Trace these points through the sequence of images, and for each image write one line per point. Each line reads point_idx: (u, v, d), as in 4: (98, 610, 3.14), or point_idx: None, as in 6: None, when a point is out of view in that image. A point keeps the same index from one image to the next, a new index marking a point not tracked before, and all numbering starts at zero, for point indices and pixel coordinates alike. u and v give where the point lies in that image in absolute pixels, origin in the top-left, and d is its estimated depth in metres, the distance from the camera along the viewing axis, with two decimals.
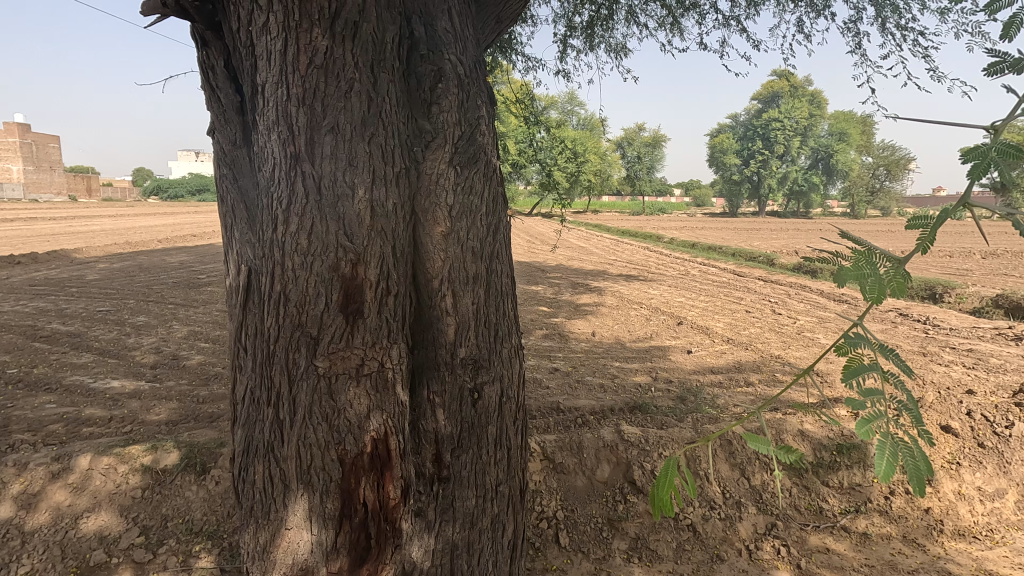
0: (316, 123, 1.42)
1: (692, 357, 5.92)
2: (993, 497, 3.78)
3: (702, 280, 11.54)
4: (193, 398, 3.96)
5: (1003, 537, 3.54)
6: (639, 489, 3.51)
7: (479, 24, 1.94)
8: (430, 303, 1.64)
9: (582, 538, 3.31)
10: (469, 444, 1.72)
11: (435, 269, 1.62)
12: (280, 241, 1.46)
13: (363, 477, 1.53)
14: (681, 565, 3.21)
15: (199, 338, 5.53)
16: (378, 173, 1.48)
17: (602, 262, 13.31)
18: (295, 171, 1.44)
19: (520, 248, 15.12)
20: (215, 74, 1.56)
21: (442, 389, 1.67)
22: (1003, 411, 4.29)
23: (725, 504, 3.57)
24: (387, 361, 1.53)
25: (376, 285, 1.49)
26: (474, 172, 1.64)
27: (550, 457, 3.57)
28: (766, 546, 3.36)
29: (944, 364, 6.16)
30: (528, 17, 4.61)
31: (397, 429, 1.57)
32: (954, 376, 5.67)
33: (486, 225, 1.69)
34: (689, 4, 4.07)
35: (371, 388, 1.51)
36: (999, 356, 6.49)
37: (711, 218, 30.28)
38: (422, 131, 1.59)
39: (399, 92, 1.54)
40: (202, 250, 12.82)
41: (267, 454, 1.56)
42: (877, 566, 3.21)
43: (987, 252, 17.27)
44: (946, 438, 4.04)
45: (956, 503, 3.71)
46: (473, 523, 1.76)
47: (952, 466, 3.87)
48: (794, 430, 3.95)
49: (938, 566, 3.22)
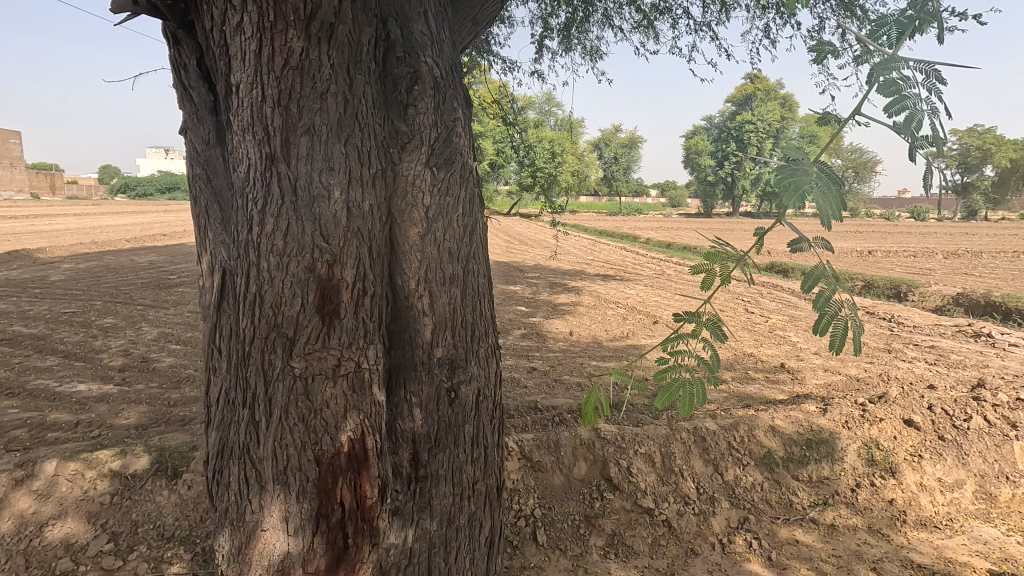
0: (292, 124, 1.42)
1: None
2: (952, 488, 3.94)
3: (677, 280, 11.72)
4: (164, 401, 3.88)
5: (961, 526, 3.69)
6: (615, 486, 3.57)
7: (456, 27, 1.94)
8: (407, 303, 1.64)
9: (560, 535, 3.35)
10: (446, 443, 1.73)
11: (412, 270, 1.63)
12: (254, 241, 1.45)
13: (341, 477, 1.53)
14: (657, 560, 3.27)
15: (170, 340, 5.41)
16: (354, 174, 1.48)
17: (580, 262, 13.43)
18: (271, 172, 1.43)
19: (498, 248, 15.17)
20: (187, 73, 1.54)
21: (420, 388, 1.68)
22: (961, 404, 4.46)
23: (699, 499, 3.65)
24: (364, 361, 1.54)
25: (352, 286, 1.49)
26: (452, 173, 1.66)
27: (528, 456, 3.59)
28: (739, 539, 3.44)
29: (908, 360, 6.39)
30: (504, 18, 4.63)
31: (374, 429, 1.57)
32: (917, 372, 5.89)
33: (462, 226, 1.70)
34: (663, 9, 4.14)
35: (348, 388, 1.52)
36: (959, 352, 6.76)
37: (687, 219, 30.80)
38: (399, 133, 1.59)
39: (375, 94, 1.55)
40: (172, 250, 12.51)
41: (242, 455, 1.55)
42: (844, 556, 3.32)
43: (949, 252, 17.95)
44: (908, 431, 4.19)
45: (918, 494, 3.86)
46: (451, 521, 1.78)
47: (914, 459, 4.02)
48: (765, 426, 4.05)
49: (901, 555, 3.34)
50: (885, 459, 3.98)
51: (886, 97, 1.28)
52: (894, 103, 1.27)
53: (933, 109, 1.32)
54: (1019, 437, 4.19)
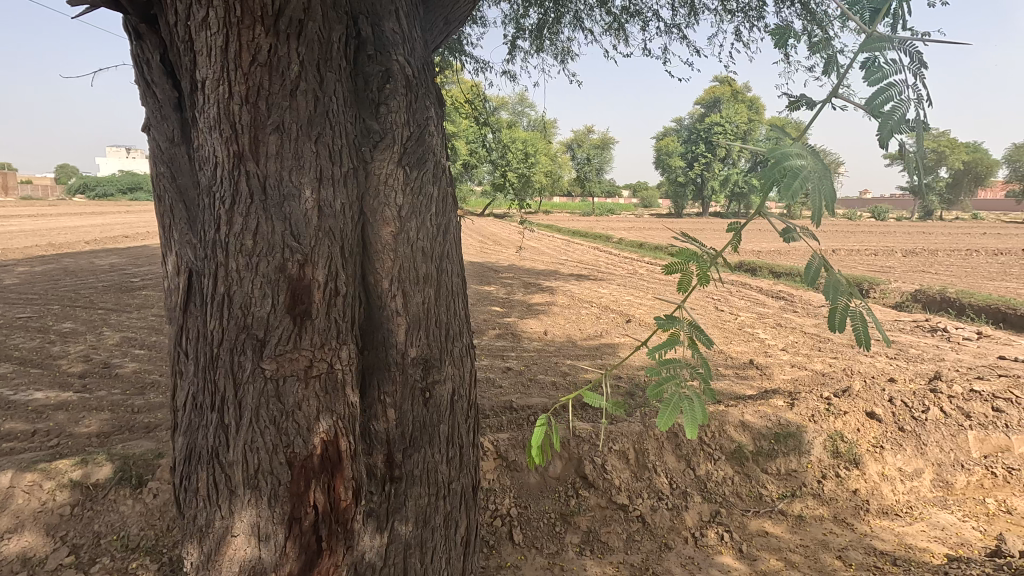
0: (260, 122, 1.39)
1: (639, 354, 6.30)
2: (912, 477, 4.09)
3: (650, 279, 11.89)
4: (127, 408, 3.76)
5: (920, 513, 3.84)
6: (590, 483, 3.61)
7: (427, 25, 1.94)
8: (380, 303, 1.63)
9: (536, 534, 3.36)
10: (421, 443, 1.73)
11: (385, 270, 1.61)
12: (222, 241, 1.42)
13: (314, 479, 1.51)
14: (631, 555, 3.31)
15: (133, 345, 5.25)
16: (325, 173, 1.46)
17: (554, 262, 13.51)
18: (239, 171, 1.40)
19: (473, 249, 15.15)
20: (150, 68, 1.50)
21: (393, 389, 1.67)
22: (919, 396, 4.63)
23: (672, 494, 3.71)
24: (337, 362, 1.52)
25: (324, 286, 1.47)
26: (425, 172, 1.65)
27: (503, 456, 3.60)
28: (711, 533, 3.51)
29: (869, 355, 6.62)
30: (477, 18, 4.62)
31: (348, 430, 1.56)
32: (878, 366, 6.11)
33: (435, 225, 1.70)
34: (633, 12, 4.20)
35: (321, 390, 1.50)
36: (917, 346, 7.03)
37: (658, 219, 31.29)
38: (370, 132, 1.58)
39: (346, 92, 1.53)
40: (135, 252, 12.13)
41: (211, 460, 1.52)
42: (811, 546, 3.42)
43: (907, 250, 18.67)
44: (870, 423, 4.35)
45: (881, 484, 4.00)
46: (426, 521, 1.78)
47: (876, 449, 4.17)
48: (735, 421, 4.15)
49: (865, 543, 3.46)
50: (849, 451, 4.12)
51: (872, 86, 1.34)
52: (878, 94, 1.33)
53: (920, 96, 1.40)
54: (972, 426, 4.38)
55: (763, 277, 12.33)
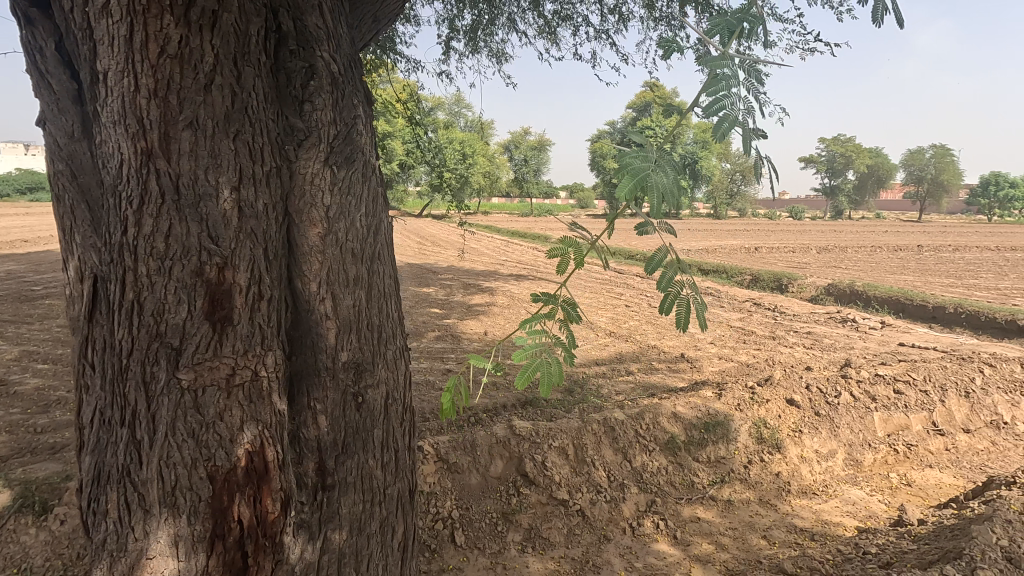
0: (172, 117, 1.31)
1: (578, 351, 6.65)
2: (827, 457, 4.41)
3: (587, 279, 12.18)
4: (29, 428, 3.43)
5: (834, 490, 4.15)
6: (531, 481, 3.65)
7: (354, 23, 1.89)
8: (308, 307, 1.58)
9: (477, 534, 3.36)
10: (354, 449, 1.69)
11: (312, 272, 1.56)
12: (130, 244, 1.32)
13: (238, 493, 1.44)
14: (572, 548, 3.38)
15: (35, 359, 4.80)
16: (245, 172, 1.40)
17: (494, 263, 13.57)
18: (148, 169, 1.31)
19: (411, 250, 14.96)
20: (43, 56, 1.38)
21: (324, 395, 1.62)
22: (832, 382, 5.00)
23: (610, 487, 3.81)
24: (261, 369, 1.46)
25: (246, 290, 1.41)
26: (353, 172, 1.61)
27: (444, 458, 3.56)
28: (647, 522, 3.63)
29: (788, 345, 7.08)
30: (409, 16, 4.57)
31: (275, 439, 1.50)
32: (796, 355, 6.55)
33: (366, 226, 1.66)
34: (564, 16, 4.29)
35: (244, 399, 1.43)
36: (830, 336, 7.59)
37: (595, 220, 32.09)
38: (294, 130, 1.52)
39: (267, 88, 1.47)
40: (36, 257, 11.08)
41: (122, 479, 1.41)
42: (739, 528, 3.62)
43: (821, 247, 20.10)
44: (790, 409, 4.64)
45: (800, 465, 4.29)
46: (361, 528, 1.73)
47: (795, 434, 4.47)
48: (668, 413, 4.32)
49: (787, 522, 3.70)
50: (772, 436, 4.38)
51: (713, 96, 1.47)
52: (716, 104, 1.47)
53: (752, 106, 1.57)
54: (878, 408, 4.78)
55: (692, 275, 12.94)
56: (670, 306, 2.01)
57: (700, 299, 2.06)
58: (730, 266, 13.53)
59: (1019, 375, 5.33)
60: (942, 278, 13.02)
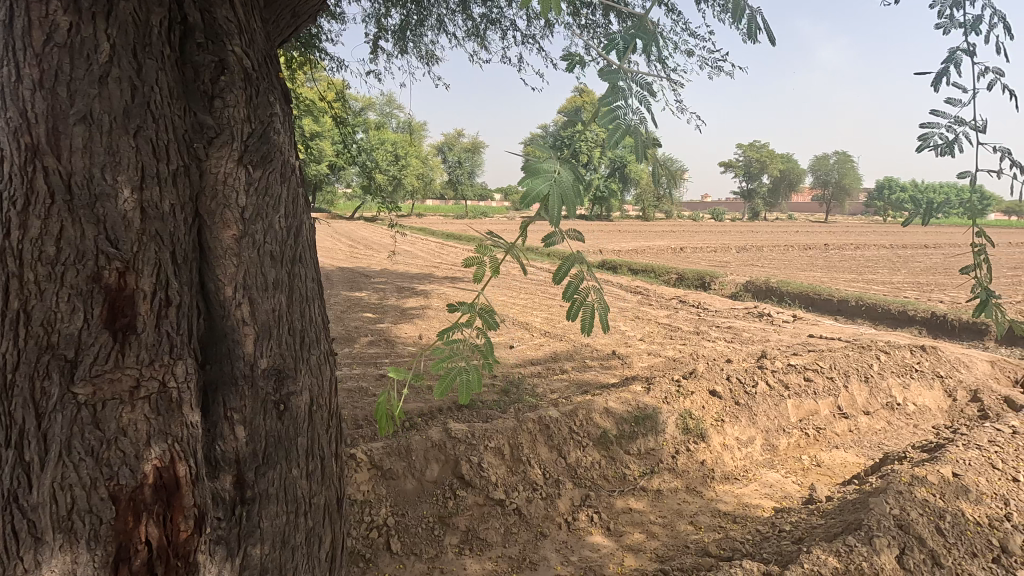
0: (61, 112, 1.22)
1: (514, 351, 6.77)
2: (746, 444, 4.69)
3: (522, 280, 12.32)
4: None
5: (753, 474, 4.43)
6: (467, 483, 3.64)
7: (270, 17, 1.82)
8: (222, 312, 1.50)
9: (414, 540, 3.32)
10: (276, 459, 1.62)
11: (227, 276, 1.49)
12: (13, 248, 1.21)
13: (145, 512, 1.35)
14: (509, 547, 3.40)
15: None
16: (147, 171, 1.32)
17: (428, 265, 13.46)
18: (34, 167, 1.20)
19: (342, 254, 14.55)
20: None
21: (242, 404, 1.55)
22: (750, 372, 5.32)
23: (546, 484, 3.88)
24: (170, 380, 1.38)
25: (151, 296, 1.33)
26: (270, 172, 1.55)
27: (378, 465, 3.50)
28: (582, 515, 3.71)
29: (711, 339, 7.48)
30: (334, 13, 4.45)
31: (186, 453, 1.42)
32: (718, 348, 6.94)
33: (285, 227, 1.61)
34: (492, 19, 4.32)
35: (151, 411, 1.35)
36: (747, 329, 8.09)
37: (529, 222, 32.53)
38: (203, 126, 1.45)
39: (171, 82, 1.39)
40: None
41: (7, 506, 1.28)
42: (668, 516, 3.77)
43: (740, 246, 21.36)
44: (713, 400, 4.90)
45: (722, 452, 4.55)
46: (285, 541, 1.67)
47: (718, 423, 4.72)
48: (599, 409, 4.46)
49: (711, 507, 3.91)
50: (697, 426, 4.61)
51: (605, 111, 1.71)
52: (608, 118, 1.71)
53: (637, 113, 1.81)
54: (791, 395, 5.14)
55: (622, 275, 13.40)
56: (577, 312, 2.12)
57: (603, 302, 2.16)
58: (658, 265, 14.10)
59: (909, 360, 5.89)
60: (844, 274, 14.17)
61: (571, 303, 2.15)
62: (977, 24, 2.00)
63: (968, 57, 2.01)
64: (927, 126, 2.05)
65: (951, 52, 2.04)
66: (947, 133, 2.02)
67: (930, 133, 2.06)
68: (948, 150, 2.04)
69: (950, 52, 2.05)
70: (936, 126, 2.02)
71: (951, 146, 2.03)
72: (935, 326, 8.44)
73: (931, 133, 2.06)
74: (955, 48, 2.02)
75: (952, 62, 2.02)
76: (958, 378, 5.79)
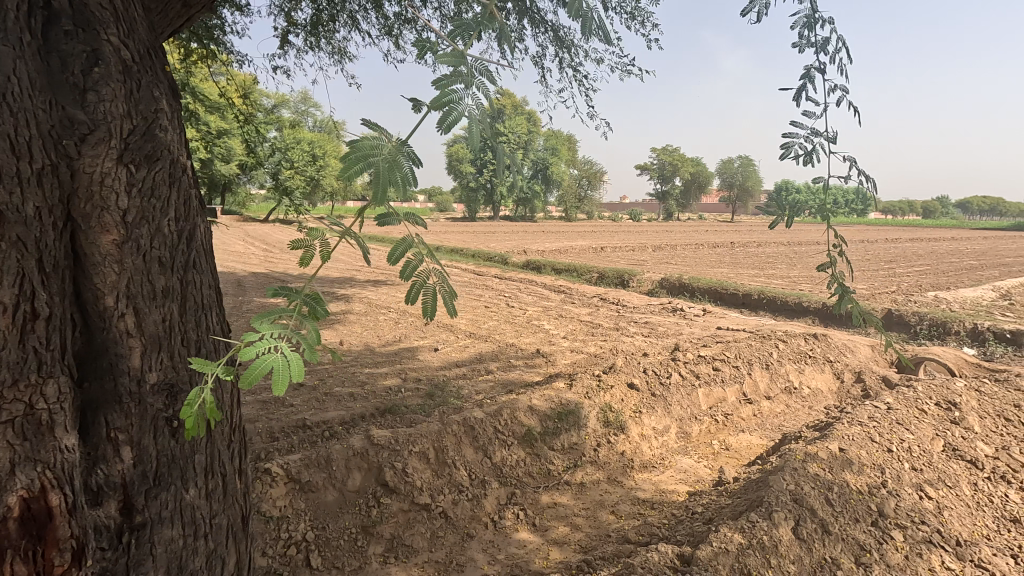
0: None
1: (439, 353, 6.72)
2: (662, 433, 4.94)
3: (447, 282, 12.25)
4: None
5: (669, 461, 4.66)
6: (392, 490, 3.57)
7: (156, 6, 1.69)
8: (103, 325, 1.40)
9: (336, 553, 3.20)
10: (169, 479, 1.52)
11: (108, 285, 1.39)
12: None
13: (11, 552, 1.19)
14: (436, 552, 3.35)
15: None
16: (6, 169, 1.18)
17: (350, 269, 13.07)
18: None
19: (256, 258, 13.82)
20: None
21: (128, 423, 1.44)
22: (664, 364, 5.61)
23: (472, 485, 3.88)
24: (40, 400, 1.25)
25: (15, 308, 1.19)
26: (156, 172, 1.46)
27: (295, 478, 3.37)
28: (508, 514, 3.74)
29: (630, 335, 7.80)
30: (238, 5, 4.22)
31: (61, 481, 1.29)
32: (636, 343, 7.25)
33: (175, 233, 1.53)
34: (406, 19, 4.27)
35: (17, 436, 1.21)
36: (663, 324, 8.51)
37: (454, 223, 32.41)
38: (74, 122, 1.33)
39: (32, 72, 1.26)
40: None
41: None
42: (590, 507, 3.89)
43: (656, 245, 22.42)
44: (631, 393, 5.12)
45: (640, 442, 4.75)
46: (182, 567, 1.56)
47: (636, 414, 4.93)
48: (523, 407, 4.54)
49: (631, 495, 4.08)
50: (616, 419, 4.79)
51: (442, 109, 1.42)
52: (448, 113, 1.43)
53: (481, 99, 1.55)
54: (701, 384, 5.46)
55: (546, 275, 13.67)
56: (417, 294, 2.13)
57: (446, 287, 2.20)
58: (579, 264, 14.50)
59: (803, 347, 6.44)
60: (748, 269, 15.25)
61: (412, 285, 2.17)
62: (824, 45, 2.23)
63: (819, 75, 2.21)
64: (788, 136, 2.21)
65: (805, 70, 2.23)
66: (806, 142, 2.18)
67: (791, 143, 2.22)
68: (808, 158, 2.21)
69: (805, 70, 2.24)
70: (795, 136, 2.18)
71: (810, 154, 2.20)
72: (825, 315, 9.27)
73: (792, 143, 2.22)
74: (808, 67, 2.22)
75: (807, 78, 2.21)
76: (844, 362, 6.40)
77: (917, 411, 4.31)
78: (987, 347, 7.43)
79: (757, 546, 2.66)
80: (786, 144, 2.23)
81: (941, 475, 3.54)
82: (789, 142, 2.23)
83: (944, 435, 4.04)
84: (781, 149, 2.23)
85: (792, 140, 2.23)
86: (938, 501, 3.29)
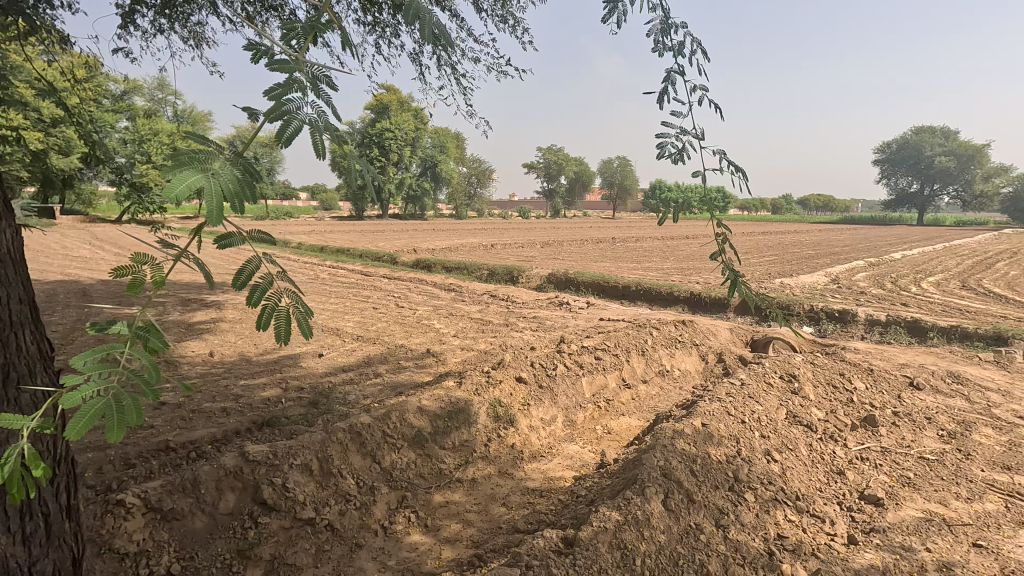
0: None
1: (323, 359, 6.41)
2: (549, 422, 5.13)
3: (332, 284, 11.72)
4: None
5: (556, 449, 4.84)
6: (271, 508, 3.34)
7: None
8: None
9: None
10: None
11: None
12: None
13: None
14: (322, 567, 3.16)
15: None
16: None
17: (221, 273, 12.02)
18: None
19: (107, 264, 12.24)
20: None
21: None
22: (551, 357, 5.82)
23: (360, 493, 3.75)
24: None
25: None
26: None
27: (155, 507, 3.09)
28: (399, 518, 3.65)
29: (519, 330, 8.00)
30: None
31: None
32: (524, 338, 7.44)
33: None
34: (271, 6, 4.01)
35: None
36: (550, 318, 8.83)
37: (340, 222, 31.03)
38: None
39: None
40: None
41: None
42: (482, 502, 3.93)
43: (544, 242, 23.13)
44: (519, 386, 5.26)
45: (529, 434, 4.89)
46: None
47: (525, 407, 5.07)
48: (413, 409, 4.50)
49: (521, 486, 4.18)
50: (506, 413, 4.90)
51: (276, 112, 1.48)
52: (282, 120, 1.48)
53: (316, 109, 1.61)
54: (585, 373, 5.75)
55: (436, 273, 13.56)
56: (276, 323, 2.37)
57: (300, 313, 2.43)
58: (470, 262, 14.57)
59: (674, 333, 7.01)
60: (627, 263, 16.28)
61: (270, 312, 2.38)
62: (681, 48, 2.44)
63: (680, 77, 2.41)
64: (663, 135, 2.38)
65: (669, 73, 2.42)
66: (676, 141, 2.34)
67: (665, 141, 2.37)
68: (680, 153, 2.35)
69: (668, 72, 2.42)
70: (668, 134, 2.34)
71: (683, 151, 2.34)
72: (693, 303, 10.17)
73: (666, 141, 2.37)
74: (670, 71, 2.40)
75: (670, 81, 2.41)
76: (708, 344, 7.07)
77: (765, 385, 4.89)
78: (820, 325, 8.60)
79: (632, 521, 2.86)
80: (661, 143, 2.38)
81: (784, 439, 4.05)
82: (664, 140, 2.37)
83: (786, 404, 4.62)
84: (657, 147, 2.37)
85: (666, 139, 2.38)
86: (782, 463, 3.76)
